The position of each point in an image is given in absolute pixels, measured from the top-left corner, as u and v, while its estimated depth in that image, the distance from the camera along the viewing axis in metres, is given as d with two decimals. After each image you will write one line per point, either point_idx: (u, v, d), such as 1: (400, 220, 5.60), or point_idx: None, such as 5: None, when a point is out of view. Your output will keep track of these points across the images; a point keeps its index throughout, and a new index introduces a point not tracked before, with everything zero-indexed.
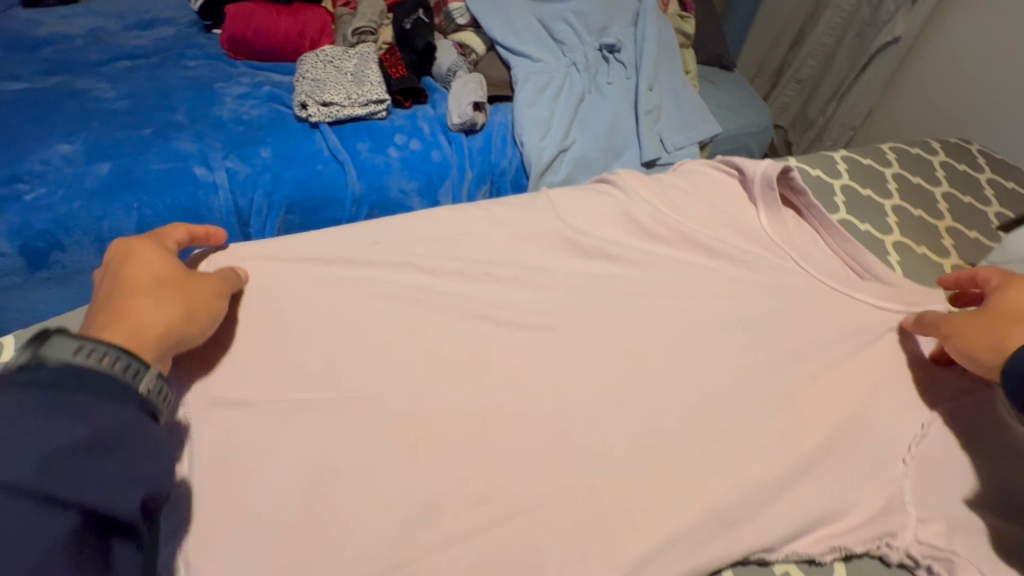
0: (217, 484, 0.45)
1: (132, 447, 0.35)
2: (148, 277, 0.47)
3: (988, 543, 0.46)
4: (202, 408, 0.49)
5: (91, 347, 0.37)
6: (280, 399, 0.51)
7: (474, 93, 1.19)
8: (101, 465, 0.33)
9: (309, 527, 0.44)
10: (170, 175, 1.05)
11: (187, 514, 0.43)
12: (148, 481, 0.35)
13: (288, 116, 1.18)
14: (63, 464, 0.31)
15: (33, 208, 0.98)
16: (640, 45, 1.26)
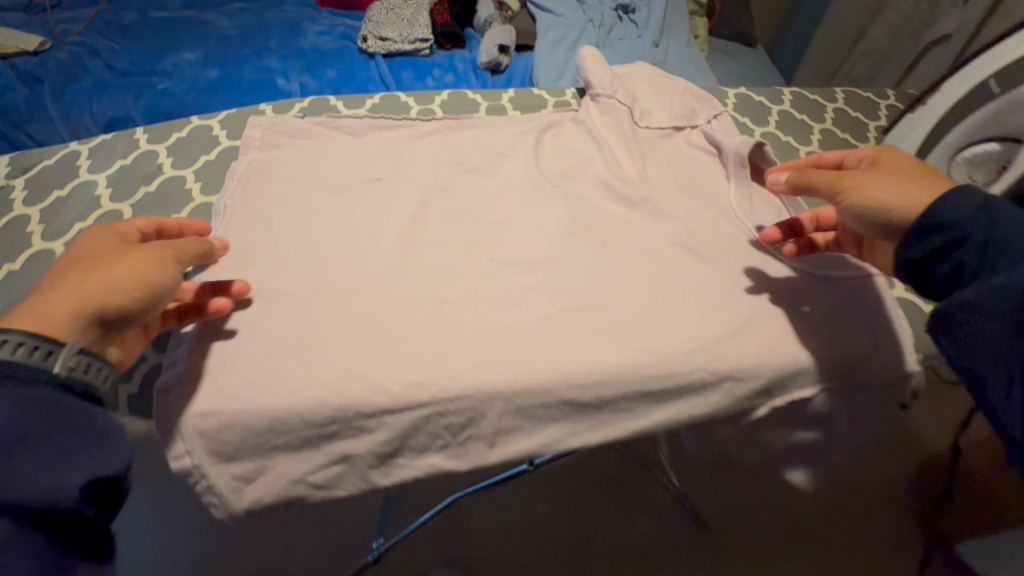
0: (241, 209, 0.70)
1: (48, 422, 0.42)
2: (86, 262, 0.51)
3: (767, 323, 0.63)
4: (244, 172, 0.75)
5: (14, 342, 0.42)
6: (292, 174, 0.75)
7: (502, 38, 1.42)
8: (34, 458, 0.41)
9: (295, 236, 0.68)
10: (259, 83, 1.37)
11: (221, 221, 0.69)
12: (82, 466, 0.43)
13: (353, 49, 1.47)
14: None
15: (162, 96, 1.32)
16: (652, 7, 1.43)
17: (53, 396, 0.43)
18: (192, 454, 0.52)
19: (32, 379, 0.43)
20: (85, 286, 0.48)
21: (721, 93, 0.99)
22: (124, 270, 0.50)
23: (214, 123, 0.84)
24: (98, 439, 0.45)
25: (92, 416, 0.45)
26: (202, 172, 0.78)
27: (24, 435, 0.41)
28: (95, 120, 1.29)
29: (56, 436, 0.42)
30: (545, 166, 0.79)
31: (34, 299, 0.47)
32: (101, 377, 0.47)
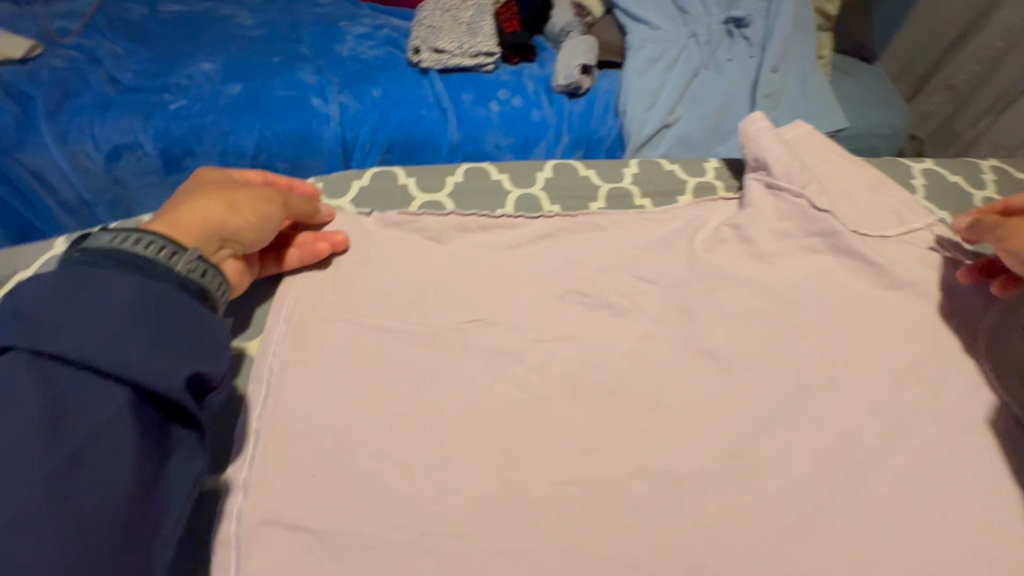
0: (290, 381, 0.50)
1: (170, 312, 0.42)
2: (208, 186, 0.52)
3: None
4: (294, 313, 0.54)
5: (147, 239, 0.44)
6: (354, 319, 0.54)
7: (584, 56, 1.16)
8: (143, 329, 0.40)
9: (368, 428, 0.48)
10: (290, 102, 1.14)
11: (263, 402, 0.49)
12: (192, 349, 0.42)
13: (401, 60, 1.22)
14: (110, 327, 0.38)
15: (175, 116, 1.10)
16: (770, 21, 1.17)
17: (165, 287, 0.43)
18: None
19: (160, 272, 0.43)
20: (211, 210, 0.49)
21: (905, 170, 0.75)
22: (244, 204, 0.51)
23: None
24: (208, 333, 0.44)
25: (207, 312, 0.44)
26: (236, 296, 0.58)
27: (142, 310, 0.40)
28: (97, 147, 1.07)
29: (174, 328, 0.41)
30: (699, 305, 0.58)
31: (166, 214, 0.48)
32: (216, 288, 0.47)
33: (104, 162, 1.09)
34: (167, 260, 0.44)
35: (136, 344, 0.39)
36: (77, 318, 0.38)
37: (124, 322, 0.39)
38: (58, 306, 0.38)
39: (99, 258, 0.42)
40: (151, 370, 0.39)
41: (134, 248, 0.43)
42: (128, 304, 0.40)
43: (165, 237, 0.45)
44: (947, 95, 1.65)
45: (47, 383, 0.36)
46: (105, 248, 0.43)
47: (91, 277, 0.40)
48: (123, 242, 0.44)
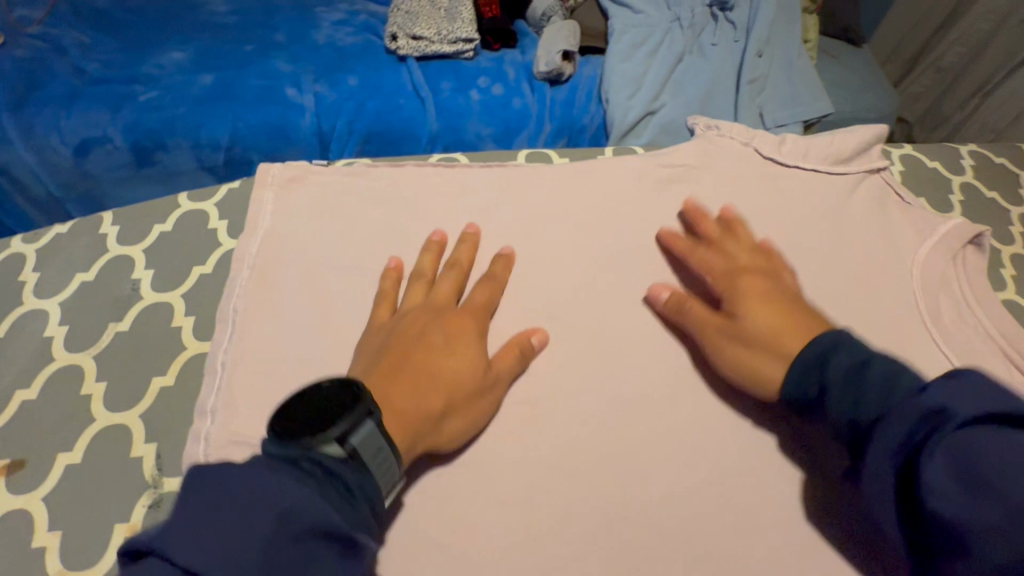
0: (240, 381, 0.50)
1: (310, 550, 0.34)
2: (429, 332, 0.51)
3: None
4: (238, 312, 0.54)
5: (354, 449, 0.40)
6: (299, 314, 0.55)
7: (566, 42, 1.13)
8: (285, 559, 0.33)
9: None
10: (264, 92, 1.10)
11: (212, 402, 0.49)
12: None
13: (378, 48, 1.19)
14: (257, 561, 0.32)
15: (145, 108, 1.07)
16: (755, 4, 1.15)
17: (334, 494, 0.37)
18: None
19: (345, 484, 0.39)
20: (404, 404, 0.46)
21: (886, 156, 0.74)
22: (466, 367, 0.50)
23: (212, 210, 0.61)
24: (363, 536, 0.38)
25: (362, 559, 0.37)
26: (193, 298, 0.55)
27: (292, 538, 0.33)
28: (64, 141, 1.04)
29: (305, 572, 0.33)
30: (656, 294, 0.59)
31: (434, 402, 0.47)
32: (383, 479, 0.42)
33: (72, 157, 1.05)
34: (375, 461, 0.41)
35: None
36: (228, 546, 0.32)
37: (269, 546, 0.32)
38: (234, 536, 0.32)
39: (317, 465, 0.38)
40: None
41: (339, 456, 0.39)
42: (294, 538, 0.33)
43: (381, 436, 0.42)
44: (935, 78, 1.63)
45: None
46: (325, 452, 0.39)
47: (270, 486, 0.35)
48: (343, 448, 0.40)
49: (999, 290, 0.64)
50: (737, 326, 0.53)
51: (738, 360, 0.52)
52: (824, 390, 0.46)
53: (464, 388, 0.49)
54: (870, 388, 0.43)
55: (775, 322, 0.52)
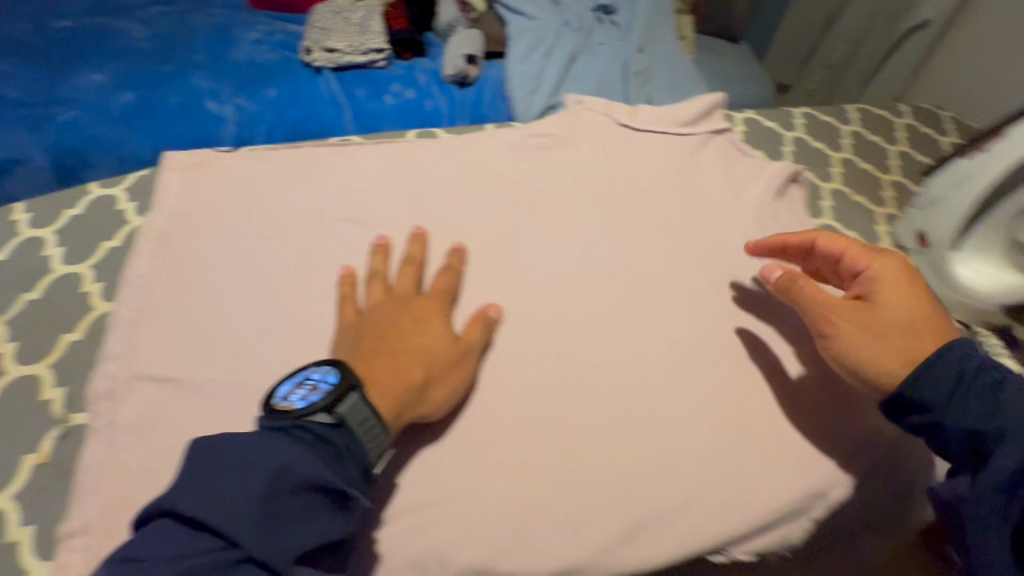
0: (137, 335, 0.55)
1: (290, 506, 0.43)
2: (411, 333, 0.55)
3: None
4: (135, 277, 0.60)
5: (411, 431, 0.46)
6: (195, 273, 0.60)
7: (469, 47, 1.25)
8: (281, 506, 0.42)
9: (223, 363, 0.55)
10: (185, 107, 1.16)
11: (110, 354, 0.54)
12: (297, 540, 0.42)
13: (295, 62, 1.27)
14: (264, 502, 0.41)
15: (66, 128, 1.11)
16: (633, 7, 1.30)
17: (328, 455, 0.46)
18: None
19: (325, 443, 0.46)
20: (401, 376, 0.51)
21: (729, 119, 0.87)
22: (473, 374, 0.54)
23: (121, 194, 0.67)
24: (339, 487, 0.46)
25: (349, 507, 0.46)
26: (101, 269, 0.60)
27: (281, 494, 0.42)
28: None
29: (283, 519, 0.42)
30: (767, 273, 0.63)
31: (415, 371, 0.52)
32: (372, 437, 0.48)
33: None
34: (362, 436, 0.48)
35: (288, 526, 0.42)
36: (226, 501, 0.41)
37: (265, 493, 0.42)
38: (238, 481, 0.42)
39: (317, 436, 0.46)
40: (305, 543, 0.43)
41: (359, 424, 0.48)
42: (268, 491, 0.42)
43: (366, 406, 0.48)
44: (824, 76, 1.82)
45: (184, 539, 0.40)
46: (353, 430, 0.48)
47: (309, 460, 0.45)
48: (354, 420, 0.48)
49: (816, 216, 0.76)
50: (873, 307, 0.58)
51: (860, 348, 0.57)
52: (931, 407, 0.54)
53: (436, 361, 0.54)
54: (991, 400, 0.52)
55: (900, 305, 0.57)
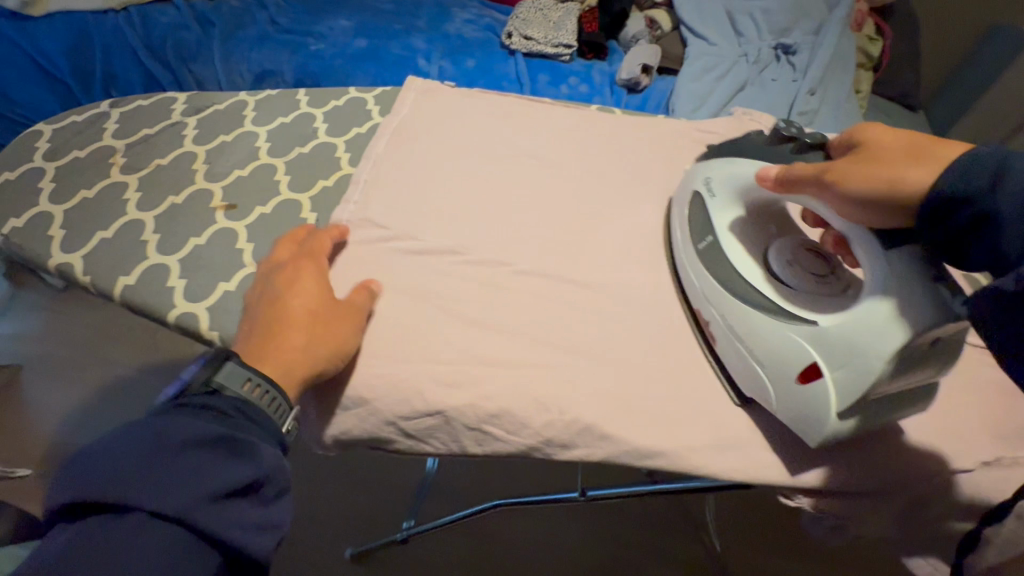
0: (366, 193, 0.71)
1: (162, 471, 0.39)
2: (284, 298, 0.54)
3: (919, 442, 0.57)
4: (372, 154, 0.77)
5: (252, 380, 0.47)
6: (414, 161, 0.76)
7: (646, 58, 1.37)
8: (174, 460, 0.39)
9: (421, 228, 0.69)
10: (401, 60, 1.40)
11: (349, 197, 0.71)
12: (190, 482, 0.39)
13: (494, 43, 1.47)
14: (122, 478, 0.38)
15: (313, 56, 1.39)
16: (814, 53, 1.33)
17: (245, 438, 0.43)
18: (303, 404, 0.56)
19: (255, 415, 0.46)
20: (299, 310, 0.54)
21: None
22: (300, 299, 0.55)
23: (370, 98, 0.86)
24: (277, 476, 0.44)
25: (250, 444, 0.43)
26: (350, 144, 0.79)
27: (149, 460, 0.39)
28: (249, 70, 1.38)
29: (168, 475, 0.39)
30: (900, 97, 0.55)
31: (289, 311, 0.53)
32: (268, 405, 0.47)
33: (251, 81, 1.38)
34: (268, 404, 0.47)
35: (205, 512, 0.38)
36: (176, 492, 0.38)
37: (130, 467, 0.38)
38: (108, 465, 0.39)
39: (206, 404, 0.45)
40: (238, 541, 0.39)
41: (242, 392, 0.47)
42: (231, 492, 0.40)
43: (245, 369, 0.47)
44: None
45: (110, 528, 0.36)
46: (227, 394, 0.46)
47: (179, 425, 0.42)
48: (227, 385, 0.46)
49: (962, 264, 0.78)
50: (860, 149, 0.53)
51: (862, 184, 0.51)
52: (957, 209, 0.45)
53: (294, 305, 0.54)
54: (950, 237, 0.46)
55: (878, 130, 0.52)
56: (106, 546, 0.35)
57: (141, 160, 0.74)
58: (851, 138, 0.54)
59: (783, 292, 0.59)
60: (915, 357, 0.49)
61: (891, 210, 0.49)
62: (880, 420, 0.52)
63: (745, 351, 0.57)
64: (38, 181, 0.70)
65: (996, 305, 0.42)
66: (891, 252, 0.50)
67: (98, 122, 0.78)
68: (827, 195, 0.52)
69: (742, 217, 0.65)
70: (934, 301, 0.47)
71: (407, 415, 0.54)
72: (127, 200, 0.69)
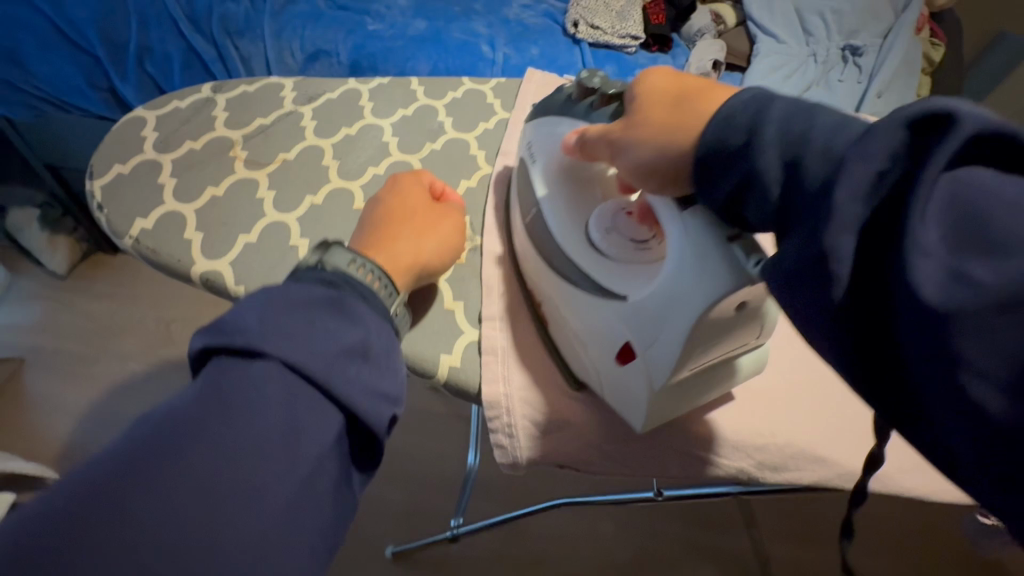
0: (516, 193, 0.67)
1: (296, 327, 0.39)
2: (394, 200, 0.58)
3: None
4: (512, 150, 0.71)
5: (366, 265, 0.49)
6: None
7: (716, 54, 1.34)
8: (305, 321, 0.39)
9: None
10: (463, 45, 1.33)
11: (499, 198, 0.66)
12: (322, 342, 0.39)
13: (556, 31, 1.42)
14: (265, 329, 0.37)
15: (370, 37, 1.31)
16: (883, 56, 1.34)
17: (354, 307, 0.43)
18: (513, 430, 0.52)
19: (367, 293, 0.46)
20: (410, 217, 0.57)
21: None
22: (406, 205, 0.57)
23: (490, 91, 0.81)
24: (384, 352, 0.43)
25: (366, 316, 0.44)
26: (483, 140, 0.74)
27: (282, 318, 0.39)
28: (301, 49, 1.28)
29: (299, 331, 0.38)
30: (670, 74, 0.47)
31: (406, 217, 0.56)
32: (383, 293, 0.49)
33: (302, 62, 1.28)
34: (376, 286, 0.48)
35: (333, 371, 0.38)
36: (301, 345, 0.38)
37: (270, 320, 0.38)
38: (244, 318, 0.38)
39: (343, 280, 0.46)
40: (353, 408, 0.38)
41: (363, 277, 0.47)
42: (346, 353, 0.39)
43: (357, 252, 0.49)
44: None
45: (241, 377, 0.35)
46: (344, 273, 0.46)
47: (306, 293, 0.42)
48: (353, 270, 0.47)
49: None
50: (637, 119, 0.47)
51: (641, 146, 0.45)
52: (744, 158, 0.36)
53: (411, 208, 0.57)
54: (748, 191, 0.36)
55: (662, 91, 0.46)
56: (244, 393, 0.35)
57: (263, 152, 0.68)
58: (632, 97, 0.50)
59: (593, 261, 0.52)
60: (720, 328, 0.43)
61: (675, 176, 0.43)
62: (688, 399, 0.49)
63: (573, 337, 0.52)
64: (156, 177, 0.63)
65: (784, 280, 0.32)
66: (684, 215, 0.44)
67: (205, 110, 0.71)
68: (618, 161, 0.49)
69: (553, 185, 0.57)
70: (728, 264, 0.41)
71: (616, 437, 0.52)
72: (263, 200, 0.63)
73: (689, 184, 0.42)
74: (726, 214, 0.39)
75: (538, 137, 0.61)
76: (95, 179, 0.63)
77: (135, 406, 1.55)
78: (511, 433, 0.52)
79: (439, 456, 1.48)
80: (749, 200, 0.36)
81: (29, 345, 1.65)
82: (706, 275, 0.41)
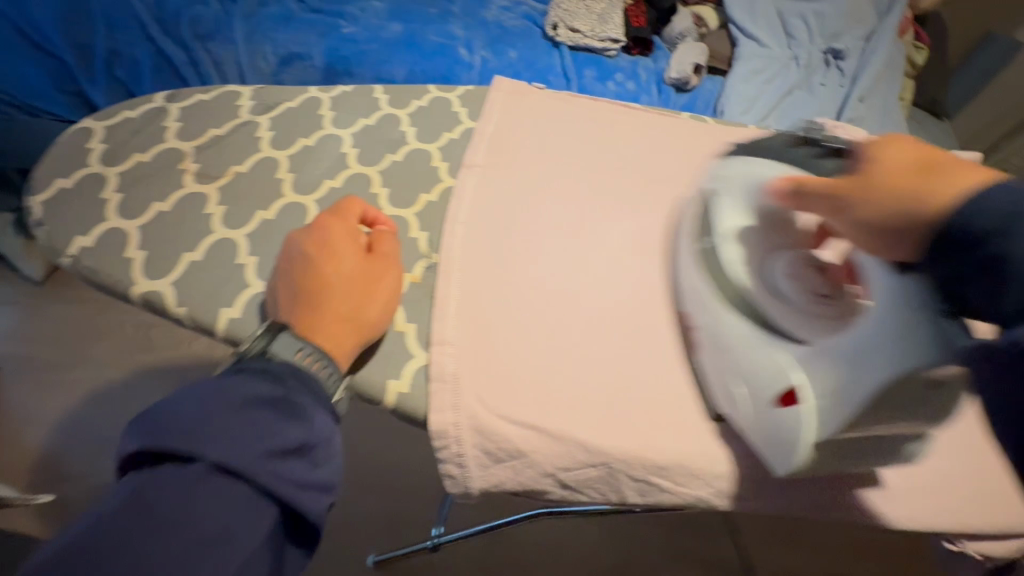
0: (474, 204, 0.65)
1: (234, 428, 0.40)
2: (320, 258, 0.52)
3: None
4: (472, 160, 0.69)
5: (307, 352, 0.47)
6: (519, 170, 0.70)
7: (696, 57, 1.32)
8: (243, 419, 0.40)
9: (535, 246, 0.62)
10: (440, 48, 1.30)
11: (455, 209, 0.64)
12: (259, 438, 0.40)
13: (536, 33, 1.40)
14: (202, 432, 0.39)
15: (345, 40, 1.28)
16: (865, 60, 1.32)
17: (300, 402, 0.44)
18: (463, 459, 0.51)
19: (308, 380, 0.46)
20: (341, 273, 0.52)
21: None
22: (340, 263, 0.53)
23: (456, 100, 0.79)
24: (324, 442, 0.45)
25: (304, 407, 0.44)
26: (445, 151, 0.72)
27: (216, 419, 0.40)
28: (274, 52, 1.26)
29: (237, 431, 0.40)
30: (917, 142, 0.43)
31: (335, 276, 0.52)
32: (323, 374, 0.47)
33: (275, 65, 1.26)
34: (317, 369, 0.47)
35: (266, 467, 0.39)
36: (237, 444, 0.39)
37: (209, 421, 0.39)
38: (184, 420, 0.39)
39: (284, 372, 0.44)
40: (289, 498, 0.40)
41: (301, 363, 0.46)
42: (284, 449, 0.41)
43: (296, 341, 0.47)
44: None
45: (182, 478, 0.37)
46: (287, 367, 0.45)
47: (240, 390, 0.42)
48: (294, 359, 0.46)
49: None
50: (863, 182, 0.43)
51: (860, 209, 0.42)
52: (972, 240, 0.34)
53: (340, 266, 0.52)
54: (974, 280, 0.34)
55: (897, 155, 0.42)
56: (184, 493, 0.36)
57: (214, 165, 0.65)
58: (863, 155, 0.45)
59: (774, 308, 0.52)
60: (911, 397, 0.45)
61: (902, 243, 0.39)
62: (849, 457, 0.49)
63: (725, 381, 0.52)
64: (100, 193, 0.61)
65: (987, 362, 0.34)
66: (896, 283, 0.42)
67: (157, 120, 0.69)
68: (837, 219, 0.44)
69: (753, 223, 0.56)
70: (931, 333, 0.40)
71: (568, 465, 0.51)
72: (211, 216, 0.61)
73: (914, 250, 0.39)
74: (939, 286, 0.38)
75: (728, 176, 0.58)
76: (35, 195, 0.61)
77: (110, 416, 1.52)
78: (460, 462, 0.51)
79: (419, 465, 1.45)
80: (964, 284, 0.35)
81: (1, 353, 1.61)
82: (920, 347, 0.40)
